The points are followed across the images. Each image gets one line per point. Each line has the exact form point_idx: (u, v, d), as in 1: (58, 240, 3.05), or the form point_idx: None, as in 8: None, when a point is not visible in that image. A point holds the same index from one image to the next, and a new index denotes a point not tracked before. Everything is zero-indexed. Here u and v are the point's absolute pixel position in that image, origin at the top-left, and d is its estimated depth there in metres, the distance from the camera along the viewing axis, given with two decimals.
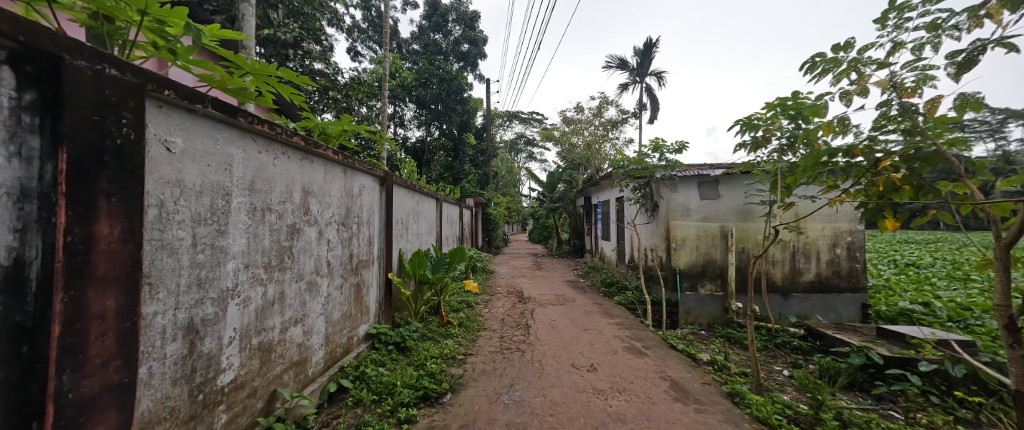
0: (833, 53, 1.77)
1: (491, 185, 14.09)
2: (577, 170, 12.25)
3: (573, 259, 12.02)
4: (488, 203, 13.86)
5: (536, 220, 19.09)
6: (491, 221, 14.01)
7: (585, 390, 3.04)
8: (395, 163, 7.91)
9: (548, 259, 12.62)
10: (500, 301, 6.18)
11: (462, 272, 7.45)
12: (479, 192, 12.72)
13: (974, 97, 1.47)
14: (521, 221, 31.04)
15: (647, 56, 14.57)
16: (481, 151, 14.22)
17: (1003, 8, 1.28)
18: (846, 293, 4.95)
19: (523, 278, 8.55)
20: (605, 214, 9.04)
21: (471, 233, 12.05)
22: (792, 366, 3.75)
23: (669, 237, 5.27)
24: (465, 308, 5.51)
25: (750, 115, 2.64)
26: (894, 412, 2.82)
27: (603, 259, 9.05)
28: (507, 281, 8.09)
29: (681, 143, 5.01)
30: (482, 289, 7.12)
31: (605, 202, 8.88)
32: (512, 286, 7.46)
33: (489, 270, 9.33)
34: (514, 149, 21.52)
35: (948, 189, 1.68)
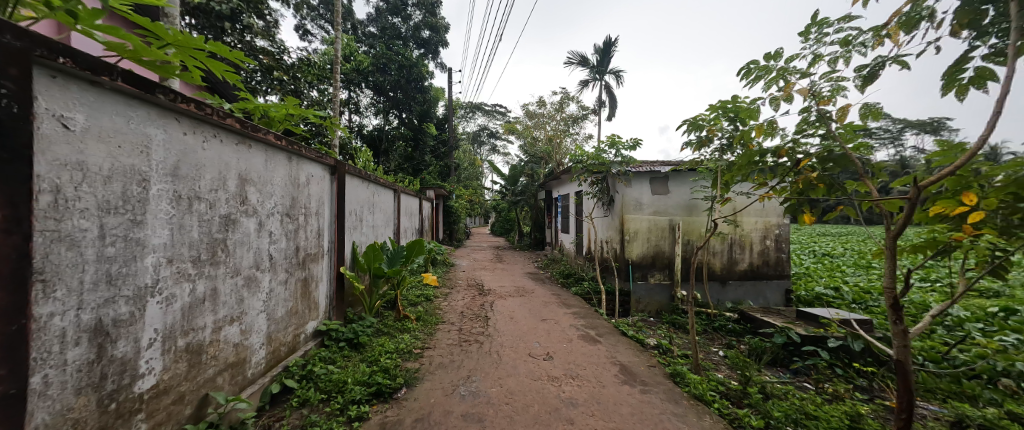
0: (765, 61, 1.95)
1: (452, 177, 13.89)
2: (539, 164, 12.38)
3: (534, 252, 12.22)
4: (449, 195, 13.68)
5: (498, 212, 19.09)
6: (452, 213, 13.83)
7: (540, 377, 3.12)
8: (351, 153, 7.54)
9: (509, 251, 12.74)
10: (460, 294, 6.15)
11: (421, 265, 7.31)
12: (440, 184, 12.49)
13: (876, 107, 1.69)
14: (484, 213, 30.94)
15: (607, 55, 15.00)
16: (442, 142, 13.91)
17: (900, 30, 1.48)
18: (773, 279, 5.51)
19: (484, 270, 8.58)
20: (565, 208, 9.24)
21: (432, 225, 11.85)
22: (726, 347, 4.12)
23: (623, 229, 5.54)
24: (423, 301, 5.42)
25: (696, 116, 2.82)
26: (807, 383, 3.21)
27: (563, 251, 9.30)
28: (468, 274, 8.06)
29: (635, 140, 5.24)
30: (441, 282, 7.05)
31: (565, 196, 9.11)
32: (472, 279, 7.46)
33: (450, 263, 9.27)
34: (478, 141, 21.21)
35: (852, 188, 1.92)
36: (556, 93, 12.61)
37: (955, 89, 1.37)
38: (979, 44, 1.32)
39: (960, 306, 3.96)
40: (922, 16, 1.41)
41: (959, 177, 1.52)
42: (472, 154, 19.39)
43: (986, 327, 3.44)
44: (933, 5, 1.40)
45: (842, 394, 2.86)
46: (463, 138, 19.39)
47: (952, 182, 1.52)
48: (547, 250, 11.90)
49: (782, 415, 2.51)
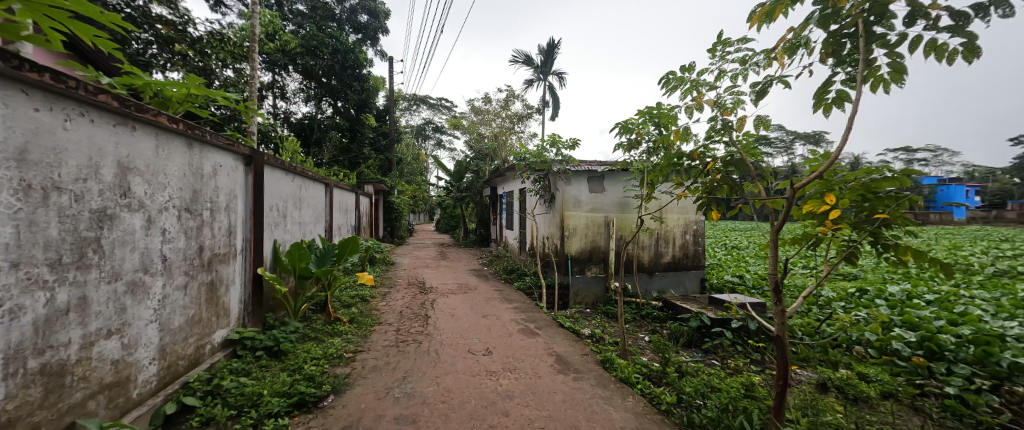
0: (682, 73, 2.15)
1: (394, 172, 13.28)
2: (484, 161, 12.33)
3: (479, 249, 12.18)
4: (391, 190, 13.06)
5: (443, 209, 18.68)
6: (394, 209, 13.23)
7: (479, 373, 3.14)
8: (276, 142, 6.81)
9: (454, 248, 12.56)
10: (400, 293, 5.91)
11: (357, 264, 6.89)
12: (379, 179, 11.88)
13: (765, 118, 1.96)
14: (428, 208, 30.10)
15: (550, 56, 15.42)
16: (382, 134, 13.21)
17: (784, 54, 1.73)
18: (691, 270, 6.14)
19: (427, 268, 8.35)
20: (509, 204, 9.34)
21: (371, 222, 11.24)
22: (651, 333, 4.50)
23: (563, 225, 5.78)
24: (359, 302, 5.12)
25: (627, 119, 3.02)
26: (715, 361, 3.64)
27: (507, 247, 9.40)
28: (410, 272, 7.79)
29: (574, 140, 5.46)
30: (380, 281, 6.72)
31: (509, 193, 9.19)
32: (414, 277, 7.22)
33: (391, 261, 8.88)
34: (422, 135, 20.48)
35: (749, 189, 2.22)
36: (501, 90, 12.68)
37: (822, 107, 1.64)
38: (841, 70, 1.59)
39: (828, 288, 4.80)
40: (800, 44, 1.66)
41: (826, 181, 1.83)
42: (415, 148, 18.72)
43: (845, 304, 4.19)
44: (808, 35, 1.65)
45: (741, 368, 3.29)
46: (407, 131, 18.61)
47: (820, 184, 1.82)
48: (492, 247, 11.94)
49: (693, 390, 2.79)
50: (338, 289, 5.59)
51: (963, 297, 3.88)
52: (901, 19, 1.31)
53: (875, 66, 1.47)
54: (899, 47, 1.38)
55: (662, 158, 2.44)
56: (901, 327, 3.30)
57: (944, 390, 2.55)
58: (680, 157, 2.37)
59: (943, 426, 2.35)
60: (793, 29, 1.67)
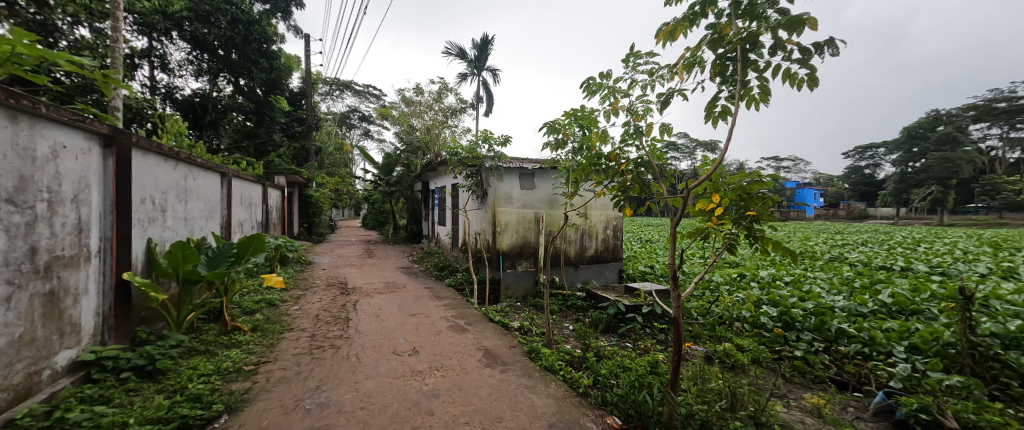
0: (600, 79, 2.30)
1: (311, 162, 12.04)
2: (415, 154, 11.82)
3: (409, 246, 11.67)
4: (308, 183, 11.82)
5: (371, 204, 17.52)
6: (311, 204, 12.01)
7: (403, 374, 3.01)
8: (155, 123, 5.69)
9: (382, 245, 11.88)
10: (317, 295, 5.40)
11: (266, 265, 6.12)
12: (293, 169, 10.66)
13: (667, 125, 2.20)
14: (354, 203, 28.00)
15: (484, 51, 15.35)
16: (296, 120, 11.86)
17: (683, 69, 1.94)
18: (610, 262, 6.65)
19: (350, 267, 7.76)
20: (441, 200, 9.10)
21: (283, 217, 10.06)
22: (575, 321, 4.78)
23: (494, 221, 5.83)
24: (266, 307, 4.55)
25: (554, 120, 3.14)
26: (628, 344, 4.01)
27: (439, 243, 9.17)
28: (330, 272, 7.17)
29: (506, 136, 5.51)
30: (294, 282, 6.06)
31: (441, 188, 8.96)
32: (334, 277, 6.66)
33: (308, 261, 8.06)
34: (347, 124, 18.90)
35: (655, 189, 2.48)
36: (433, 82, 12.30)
37: (712, 119, 1.88)
38: (726, 88, 1.84)
39: (718, 274, 5.59)
40: (695, 62, 1.88)
41: (714, 183, 2.13)
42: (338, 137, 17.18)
43: (729, 287, 4.94)
44: (702, 56, 1.88)
45: (649, 348, 3.68)
46: (329, 119, 17.00)
47: (709, 186, 2.12)
48: (424, 243, 11.53)
49: (608, 371, 3.04)
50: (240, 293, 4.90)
51: (810, 279, 4.84)
52: (766, 49, 1.57)
53: (750, 87, 1.73)
54: (766, 73, 1.65)
55: (585, 158, 2.59)
56: (768, 304, 4.00)
57: (795, 353, 3.16)
58: (600, 157, 2.55)
59: (794, 382, 2.91)
60: (689, 49, 1.89)
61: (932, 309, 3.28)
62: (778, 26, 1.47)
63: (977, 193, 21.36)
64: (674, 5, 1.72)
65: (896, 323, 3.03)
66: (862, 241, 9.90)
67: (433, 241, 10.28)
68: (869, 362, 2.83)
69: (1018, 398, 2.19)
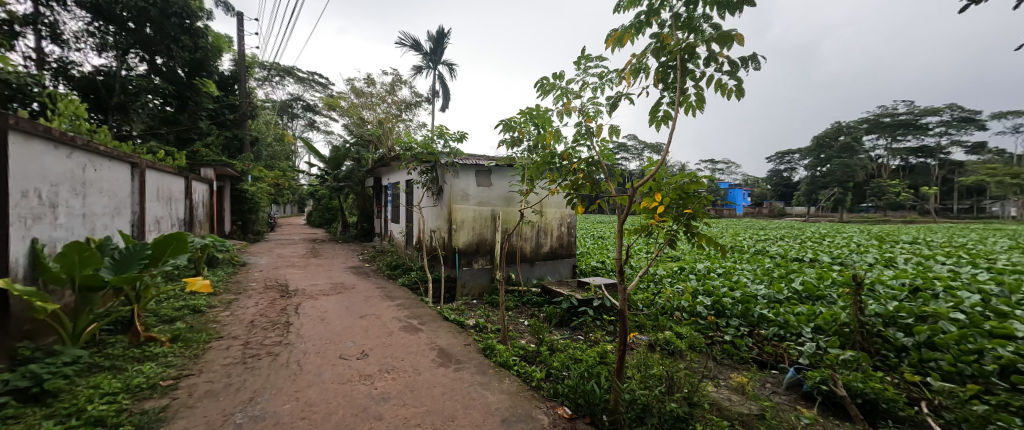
0: (554, 79, 2.34)
1: (246, 154, 10.98)
2: (365, 148, 11.25)
3: (359, 244, 11.11)
4: (242, 177, 10.77)
5: (316, 200, 16.42)
6: (245, 199, 10.97)
7: (350, 379, 2.86)
8: (45, 103, 4.83)
9: (329, 244, 11.19)
10: (253, 299, 4.95)
11: (191, 268, 5.49)
12: (223, 161, 9.63)
13: (616, 127, 2.30)
14: (297, 199, 26.05)
15: (440, 44, 14.99)
16: (228, 107, 10.73)
17: (630, 74, 2.04)
18: (564, 258, 6.82)
19: (293, 268, 7.21)
20: (394, 196, 8.76)
21: (212, 214, 9.08)
22: (530, 317, 4.85)
23: (450, 219, 5.72)
24: (190, 313, 4.08)
25: (510, 117, 3.14)
26: (580, 336, 4.16)
27: (392, 242, 8.84)
28: (269, 273, 6.61)
29: (462, 133, 5.41)
30: (225, 285, 5.50)
31: (394, 184, 8.62)
32: (273, 279, 6.14)
33: (242, 261, 7.36)
34: (289, 113, 17.46)
35: (605, 187, 2.58)
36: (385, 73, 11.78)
37: (655, 123, 2.00)
38: (667, 95, 1.96)
39: (662, 268, 5.98)
40: (641, 68, 1.97)
41: (656, 183, 2.26)
42: (277, 127, 15.82)
43: (671, 279, 5.31)
44: (647, 62, 1.98)
45: (599, 339, 3.85)
46: (267, 107, 15.58)
47: (652, 185, 2.25)
48: (375, 241, 11.05)
49: (560, 363, 3.14)
50: (158, 299, 4.34)
51: (739, 270, 5.36)
52: (702, 60, 1.69)
53: (687, 94, 1.86)
54: (702, 82, 1.78)
55: (539, 156, 2.62)
56: (704, 294, 4.37)
57: (725, 338, 3.48)
58: (553, 156, 2.60)
59: (723, 364, 3.22)
60: (636, 55, 1.99)
61: (833, 294, 3.78)
62: (712, 39, 1.58)
63: (868, 194, 24.99)
64: (622, 12, 1.79)
65: (805, 307, 3.46)
66: (780, 236, 11.15)
67: (385, 239, 9.87)
68: (784, 342, 3.20)
69: (895, 366, 2.60)
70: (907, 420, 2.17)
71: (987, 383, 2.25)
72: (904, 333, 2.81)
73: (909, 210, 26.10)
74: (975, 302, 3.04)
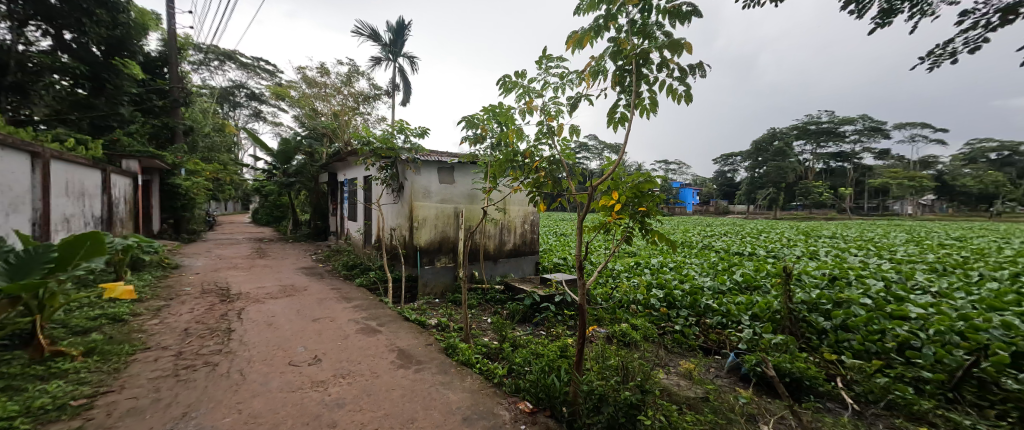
0: (515, 78, 2.35)
1: (179, 145, 9.94)
2: (319, 142, 10.63)
3: (312, 243, 10.50)
4: (175, 170, 9.75)
5: (263, 197, 15.26)
6: (179, 195, 9.95)
7: (301, 386, 2.70)
8: None
9: (278, 243, 10.46)
10: (189, 305, 4.51)
11: (112, 272, 4.89)
12: (152, 152, 8.65)
13: (576, 127, 2.36)
14: (241, 196, 24.05)
15: (400, 36, 14.48)
16: (156, 92, 9.65)
17: (590, 76, 2.10)
18: (528, 255, 6.89)
19: (236, 270, 6.66)
20: (351, 193, 8.37)
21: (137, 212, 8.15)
22: (493, 314, 4.86)
23: (411, 216, 5.56)
24: (111, 323, 3.64)
25: (472, 114, 3.11)
26: (543, 331, 4.24)
27: (349, 240, 8.45)
28: (207, 276, 6.06)
29: (423, 128, 5.28)
30: (155, 290, 4.96)
31: (351, 181, 8.23)
32: (213, 282, 5.64)
33: (175, 264, 6.68)
34: (230, 101, 15.95)
35: (566, 185, 2.63)
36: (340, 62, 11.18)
37: (613, 124, 2.07)
38: (624, 97, 2.04)
39: (620, 263, 6.24)
40: (599, 71, 2.04)
41: (613, 182, 2.35)
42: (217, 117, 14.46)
43: (628, 274, 5.56)
44: (606, 65, 2.05)
45: (560, 333, 3.95)
46: (204, 94, 14.12)
47: (610, 184, 2.33)
48: (331, 240, 10.50)
49: (523, 358, 3.18)
50: (70, 308, 3.83)
51: (690, 264, 5.72)
52: (655, 65, 1.78)
53: (642, 98, 1.95)
54: (655, 87, 1.87)
55: (502, 154, 2.63)
56: (657, 287, 4.63)
57: (675, 328, 3.71)
58: (516, 154, 2.61)
59: (673, 351, 3.44)
60: (595, 58, 2.05)
61: (767, 284, 4.17)
62: (664, 46, 1.67)
63: (797, 194, 27.72)
64: (582, 15, 1.84)
65: (744, 297, 3.77)
66: (725, 231, 12.06)
67: (342, 237, 9.42)
68: (725, 329, 3.47)
69: (816, 347, 2.92)
70: (825, 394, 2.47)
71: (887, 357, 2.60)
72: (825, 317, 3.15)
73: (830, 209, 29.31)
74: (880, 288, 3.49)
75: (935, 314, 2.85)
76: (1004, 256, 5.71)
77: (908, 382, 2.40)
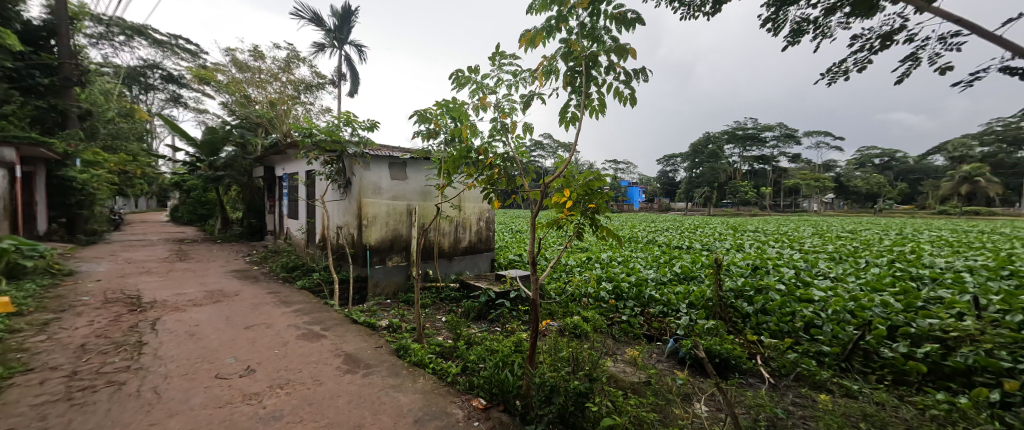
0: (469, 73, 2.32)
1: (74, 131, 8.50)
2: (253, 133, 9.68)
3: (246, 243, 9.57)
4: (70, 161, 8.35)
5: (185, 192, 13.58)
6: (74, 190, 8.53)
7: (230, 401, 2.46)
8: None
9: (204, 244, 9.40)
10: (88, 317, 3.90)
11: None
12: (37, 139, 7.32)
13: (529, 125, 2.39)
14: (157, 191, 21.16)
15: (346, 22, 13.62)
16: (42, 68, 8.16)
17: (542, 76, 2.14)
18: (483, 252, 6.86)
19: (150, 275, 5.88)
20: (291, 189, 7.75)
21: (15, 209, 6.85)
22: (447, 313, 4.78)
23: (360, 214, 5.29)
24: None
25: (425, 108, 3.02)
26: (498, 328, 4.27)
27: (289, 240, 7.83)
28: (113, 283, 5.28)
29: (373, 121, 5.03)
30: (42, 302, 4.22)
31: (291, 176, 7.62)
32: (120, 290, 4.92)
33: (70, 270, 5.73)
34: (139, 82, 13.81)
35: (520, 183, 2.66)
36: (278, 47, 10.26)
37: (564, 123, 2.13)
38: (575, 97, 2.10)
39: (573, 258, 6.46)
40: (551, 71, 2.08)
41: (565, 179, 2.42)
42: (124, 100, 12.54)
43: (580, 269, 5.76)
44: (557, 66, 2.10)
45: (515, 329, 4.00)
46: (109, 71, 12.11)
47: (562, 182, 2.40)
48: (268, 240, 9.64)
49: (477, 356, 3.17)
50: None
51: (636, 258, 6.08)
52: (603, 68, 1.85)
53: (592, 98, 2.03)
54: (603, 89, 1.95)
55: (456, 150, 2.58)
56: (607, 280, 4.86)
57: (622, 318, 3.92)
58: (470, 150, 2.58)
59: (620, 340, 3.64)
60: (547, 57, 2.09)
61: (702, 275, 4.55)
62: (611, 50, 1.75)
63: (728, 192, 30.53)
64: (535, 14, 1.86)
65: (683, 287, 4.10)
66: (667, 227, 12.99)
67: (281, 237, 8.69)
68: (665, 317, 3.74)
69: (741, 330, 3.26)
70: (747, 371, 2.76)
71: (796, 336, 2.97)
72: (748, 303, 3.52)
73: (754, 206, 32.69)
74: (792, 275, 3.98)
75: (833, 296, 3.31)
76: (884, 245, 6.80)
77: (811, 355, 2.77)
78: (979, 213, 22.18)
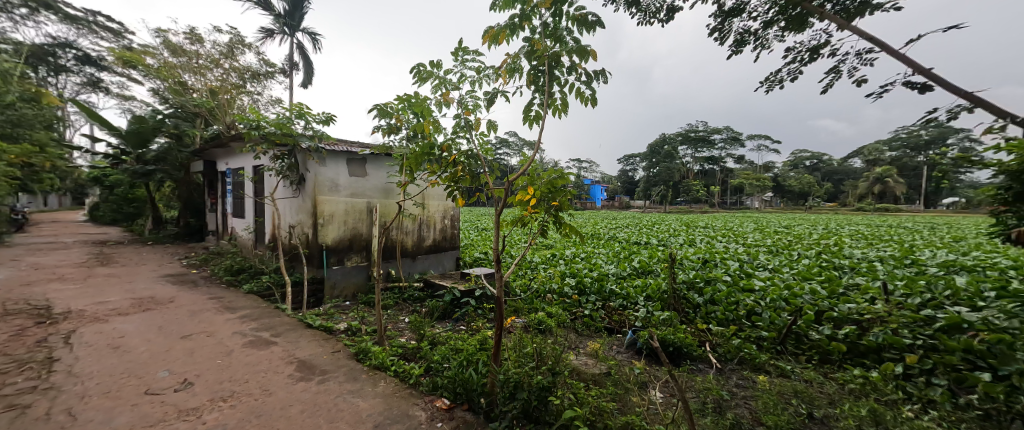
0: (431, 67, 2.26)
1: None
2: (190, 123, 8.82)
3: (183, 245, 8.73)
4: None
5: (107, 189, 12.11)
6: None
7: (163, 418, 2.24)
8: None
9: (132, 246, 8.46)
10: None
11: None
12: None
13: (493, 121, 2.38)
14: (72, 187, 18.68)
15: (298, 8, 12.76)
16: None
17: (506, 73, 2.14)
18: (448, 251, 6.76)
19: (65, 282, 5.20)
20: (236, 185, 7.17)
21: None
22: (410, 313, 4.66)
23: (315, 212, 5.01)
24: None
25: (385, 103, 2.91)
26: (463, 327, 4.22)
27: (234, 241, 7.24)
28: (16, 292, 4.61)
29: (328, 115, 4.77)
30: None
31: (236, 171, 7.04)
32: (26, 300, 4.31)
33: None
34: (44, 62, 12.03)
35: (484, 180, 2.64)
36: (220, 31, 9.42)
37: (528, 121, 2.15)
38: (538, 96, 2.12)
39: (537, 255, 6.54)
40: (515, 68, 2.09)
41: (529, 177, 2.44)
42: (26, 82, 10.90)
43: (544, 265, 5.85)
44: (521, 64, 2.10)
45: (479, 327, 3.98)
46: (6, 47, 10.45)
47: (527, 180, 2.41)
48: (209, 241, 8.86)
49: (441, 356, 3.12)
50: None
51: (597, 254, 6.28)
52: (565, 68, 1.89)
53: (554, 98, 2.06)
54: (566, 88, 1.99)
55: (418, 146, 2.51)
56: (570, 276, 4.98)
57: (585, 312, 4.03)
58: (432, 146, 2.52)
59: (582, 334, 3.74)
60: (511, 55, 2.09)
61: (658, 269, 4.80)
62: (573, 51, 1.78)
63: (681, 191, 32.40)
64: (498, 11, 1.86)
65: (640, 280, 4.30)
66: (626, 224, 13.55)
67: (224, 237, 8.03)
68: (624, 310, 3.90)
69: (692, 320, 3.46)
70: (696, 358, 2.94)
71: (739, 323, 3.22)
72: (698, 294, 3.76)
73: (704, 203, 34.97)
74: (736, 267, 4.31)
75: (770, 285, 3.63)
76: (813, 239, 7.57)
77: (752, 340, 3.01)
78: (888, 209, 25.32)
